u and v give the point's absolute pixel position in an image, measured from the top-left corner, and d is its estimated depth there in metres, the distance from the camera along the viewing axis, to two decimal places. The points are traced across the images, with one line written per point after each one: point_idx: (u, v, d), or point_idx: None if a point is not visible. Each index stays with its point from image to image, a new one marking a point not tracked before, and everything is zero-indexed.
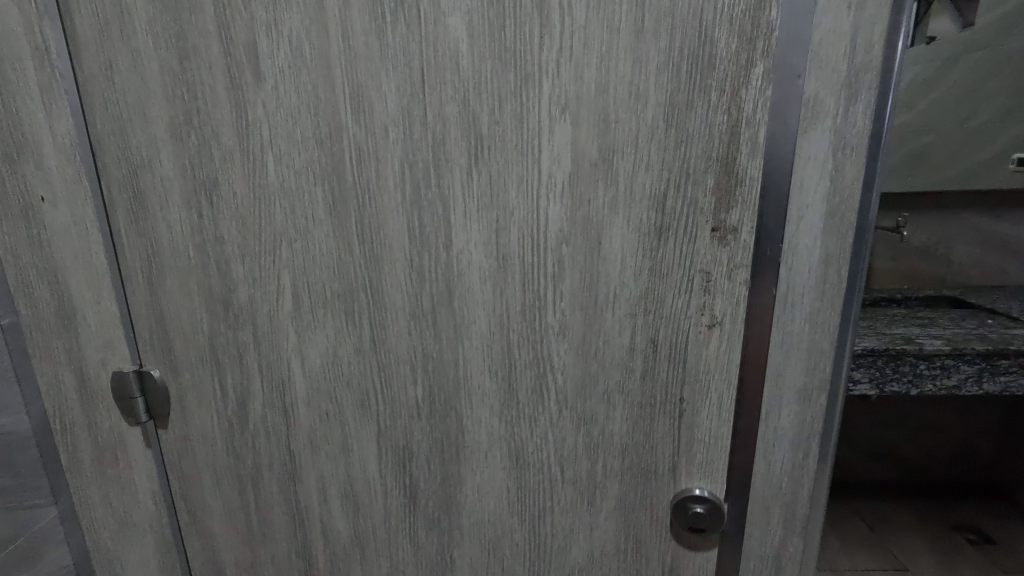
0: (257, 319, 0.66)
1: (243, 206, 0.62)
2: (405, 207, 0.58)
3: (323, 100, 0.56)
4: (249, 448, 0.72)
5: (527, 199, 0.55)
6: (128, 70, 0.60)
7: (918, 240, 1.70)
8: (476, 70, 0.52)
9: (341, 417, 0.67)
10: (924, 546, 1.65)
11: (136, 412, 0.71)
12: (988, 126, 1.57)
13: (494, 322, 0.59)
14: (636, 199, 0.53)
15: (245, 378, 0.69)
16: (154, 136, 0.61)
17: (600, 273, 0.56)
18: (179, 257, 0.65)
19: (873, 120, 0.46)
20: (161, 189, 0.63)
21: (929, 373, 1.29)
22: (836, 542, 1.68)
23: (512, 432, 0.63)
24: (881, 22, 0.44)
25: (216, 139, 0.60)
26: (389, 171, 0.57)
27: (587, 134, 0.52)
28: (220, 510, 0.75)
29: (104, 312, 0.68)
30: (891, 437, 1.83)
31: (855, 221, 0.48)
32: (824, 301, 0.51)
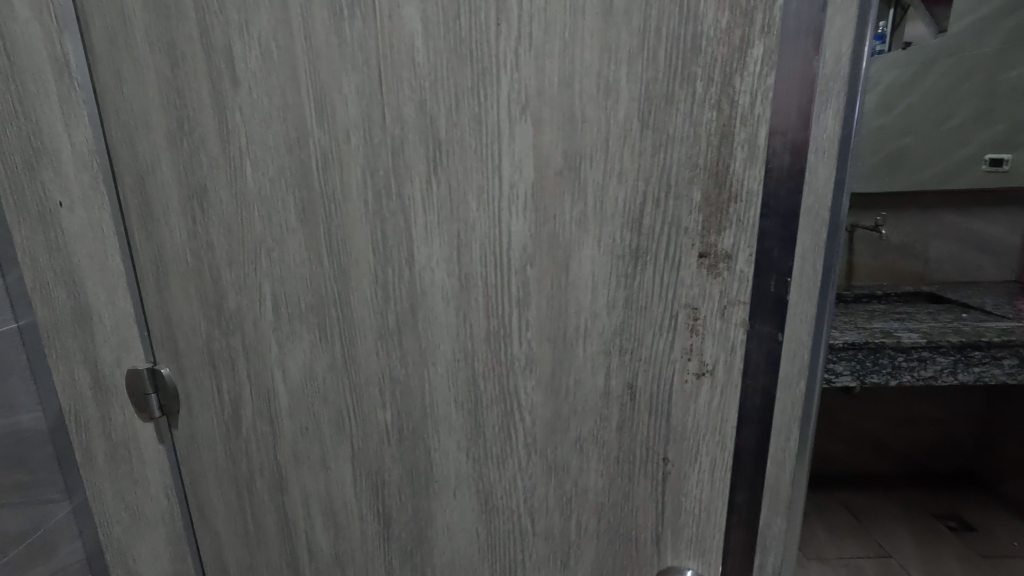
0: (244, 327, 0.68)
1: (229, 213, 0.64)
2: (371, 218, 0.58)
3: (291, 105, 0.57)
4: (244, 451, 0.75)
5: (488, 214, 0.55)
6: (132, 79, 0.62)
7: (896, 239, 1.76)
8: (432, 67, 0.52)
9: (319, 433, 0.69)
10: (906, 534, 1.71)
11: (149, 407, 0.75)
12: (964, 127, 1.64)
13: (458, 348, 0.60)
14: (606, 216, 0.52)
15: (237, 383, 0.71)
16: (155, 143, 0.64)
17: (568, 303, 0.55)
18: (181, 260, 0.68)
19: (843, 121, 0.43)
20: (162, 194, 0.66)
21: (906, 365, 1.35)
22: (822, 530, 1.74)
23: (479, 471, 0.64)
24: (849, 26, 0.41)
25: (204, 145, 0.62)
26: (353, 176, 0.57)
27: (549, 135, 0.51)
28: (223, 508, 0.79)
29: (120, 313, 0.71)
30: (876, 429, 1.89)
31: (828, 221, 0.45)
32: (801, 297, 0.47)
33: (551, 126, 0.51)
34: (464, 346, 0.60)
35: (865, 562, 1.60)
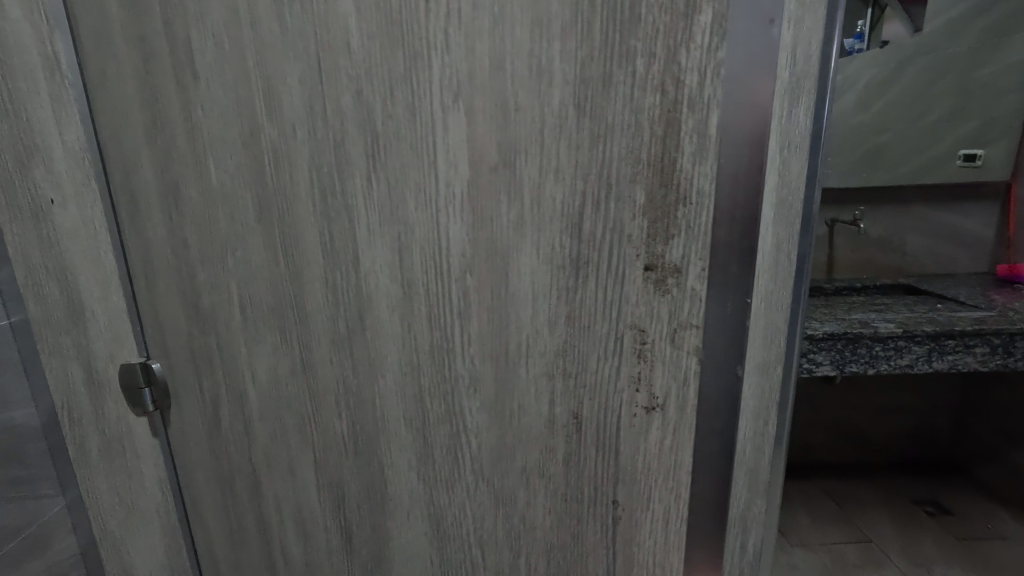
0: (218, 326, 0.70)
1: (199, 212, 0.65)
2: (318, 218, 0.60)
3: (243, 99, 0.59)
4: (225, 450, 0.76)
5: (426, 215, 0.57)
6: (115, 77, 0.64)
7: (875, 233, 1.80)
8: (367, 54, 0.53)
9: (286, 439, 0.71)
10: (887, 519, 1.76)
11: (144, 402, 0.75)
12: (937, 125, 1.69)
13: (404, 359, 0.62)
14: (544, 217, 0.53)
15: (214, 379, 0.73)
16: (135, 141, 0.66)
17: (511, 317, 0.57)
18: (163, 256, 0.70)
19: (813, 120, 0.46)
20: (143, 190, 0.68)
21: (883, 354, 1.40)
22: (805, 518, 1.78)
23: (430, 494, 0.67)
24: (817, 35, 0.44)
25: (173, 142, 0.64)
26: (302, 173, 0.59)
27: (483, 123, 0.52)
28: (211, 504, 0.80)
29: (111, 308, 0.71)
30: (856, 419, 1.93)
31: (802, 211, 0.48)
32: (778, 283, 0.50)
33: (484, 116, 0.52)
34: (410, 360, 0.62)
35: (846, 548, 1.65)
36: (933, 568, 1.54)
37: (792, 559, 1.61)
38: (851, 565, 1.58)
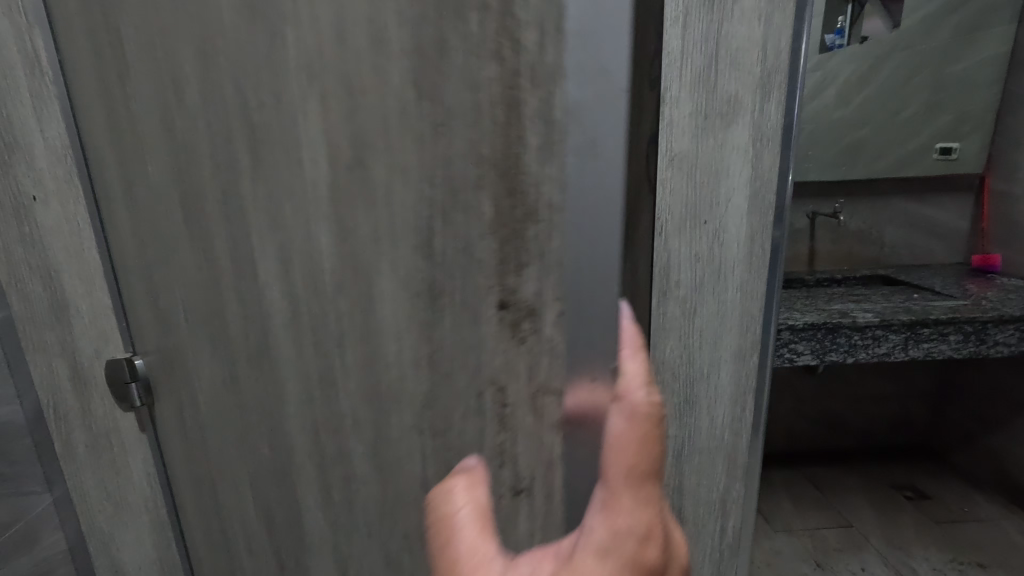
0: (167, 328, 0.68)
1: (143, 207, 0.64)
2: (223, 222, 0.58)
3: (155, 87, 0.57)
4: (189, 454, 0.74)
5: (301, 222, 0.52)
6: (78, 71, 0.64)
7: (855, 225, 1.83)
8: (236, 30, 0.49)
9: (223, 449, 0.70)
10: (868, 504, 1.80)
11: (131, 396, 0.74)
12: (916, 119, 1.73)
13: (298, 377, 0.60)
14: (397, 225, 0.41)
15: (171, 380, 0.71)
16: (98, 135, 0.65)
17: (381, 346, 0.48)
18: (128, 252, 0.69)
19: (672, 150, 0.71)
20: (103, 186, 0.67)
21: (862, 343, 1.43)
22: (788, 504, 1.82)
23: (334, 518, 0.65)
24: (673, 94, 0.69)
25: (122, 134, 0.62)
26: (200, 168, 0.57)
27: (335, 99, 0.43)
28: (189, 503, 0.79)
29: (96, 303, 0.72)
30: (837, 407, 1.98)
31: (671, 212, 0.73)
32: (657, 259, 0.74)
33: (334, 96, 0.43)
34: (306, 388, 0.60)
35: (828, 533, 1.69)
36: (910, 550, 1.59)
37: (776, 544, 1.65)
38: (832, 549, 1.62)
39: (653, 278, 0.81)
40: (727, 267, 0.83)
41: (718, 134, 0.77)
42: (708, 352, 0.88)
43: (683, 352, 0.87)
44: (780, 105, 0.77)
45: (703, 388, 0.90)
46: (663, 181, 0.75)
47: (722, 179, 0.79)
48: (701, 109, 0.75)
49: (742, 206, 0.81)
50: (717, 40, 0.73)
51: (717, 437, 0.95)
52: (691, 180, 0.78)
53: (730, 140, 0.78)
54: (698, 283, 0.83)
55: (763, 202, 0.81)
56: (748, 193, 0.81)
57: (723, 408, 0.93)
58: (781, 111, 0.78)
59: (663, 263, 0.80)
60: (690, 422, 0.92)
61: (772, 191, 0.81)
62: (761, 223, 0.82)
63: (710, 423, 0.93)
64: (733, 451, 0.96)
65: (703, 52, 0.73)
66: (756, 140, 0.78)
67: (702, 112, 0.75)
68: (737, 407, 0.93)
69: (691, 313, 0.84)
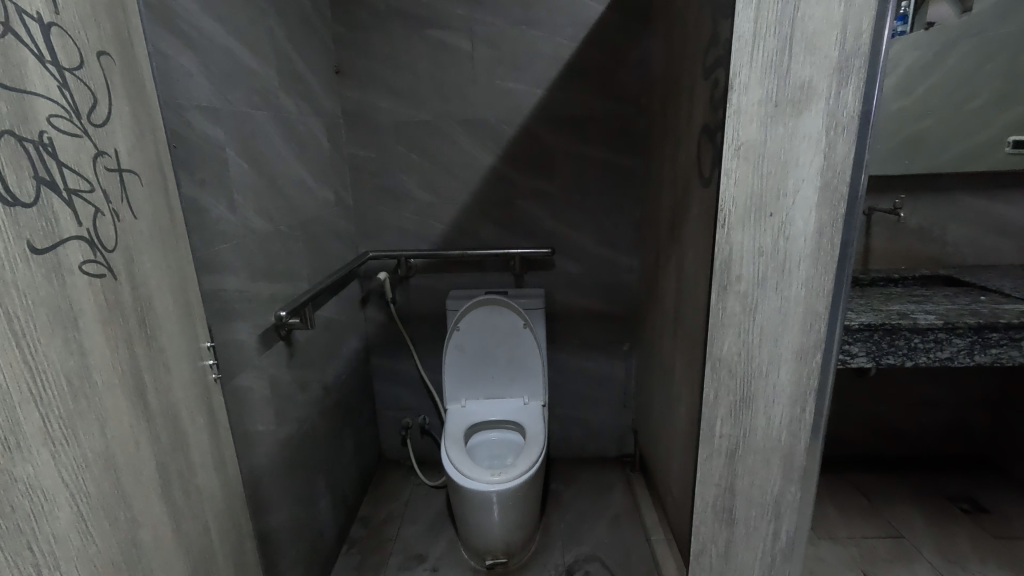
0: (144, 330, 0.61)
1: (108, 199, 0.57)
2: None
3: (15, 58, 0.46)
4: (201, 453, 0.72)
5: None
6: (144, 61, 0.65)
7: (914, 222, 1.72)
8: None
9: (135, 490, 0.58)
10: (920, 515, 1.72)
11: (162, 397, 0.64)
12: (987, 109, 1.61)
13: None
14: None
15: (167, 388, 0.65)
16: (150, 125, 0.66)
17: None
18: (159, 245, 0.66)
19: (742, 139, 0.80)
20: (157, 177, 0.67)
21: (923, 346, 1.35)
22: (833, 511, 1.76)
23: None
24: (746, 93, 0.78)
25: (118, 124, 0.60)
26: None
27: None
28: (229, 486, 0.80)
29: (188, 292, 0.72)
30: (890, 414, 1.88)
31: (732, 195, 0.82)
32: (720, 237, 0.84)
33: None
34: None
35: (876, 543, 1.62)
36: (967, 566, 1.51)
37: (820, 551, 1.59)
38: (881, 559, 1.55)
39: (713, 264, 0.86)
40: (792, 260, 0.84)
41: (789, 122, 0.79)
42: (768, 345, 0.88)
43: (740, 343, 0.89)
44: (858, 92, 0.77)
45: (760, 383, 0.91)
46: (725, 168, 0.81)
47: (791, 169, 0.80)
48: (771, 96, 0.78)
49: (811, 199, 0.81)
50: (793, 24, 0.75)
51: (773, 437, 0.94)
52: (756, 168, 0.81)
53: (802, 128, 0.79)
54: (760, 274, 0.85)
55: (834, 194, 0.81)
56: (818, 184, 0.81)
57: (782, 407, 0.92)
58: (859, 97, 0.77)
59: (722, 248, 0.84)
60: (745, 417, 0.93)
61: (846, 182, 0.80)
62: (832, 216, 0.82)
63: (766, 423, 0.93)
64: (789, 452, 0.95)
65: (776, 37, 0.76)
66: (830, 128, 0.78)
67: (771, 99, 0.78)
68: (796, 408, 0.92)
69: (751, 303, 0.86)
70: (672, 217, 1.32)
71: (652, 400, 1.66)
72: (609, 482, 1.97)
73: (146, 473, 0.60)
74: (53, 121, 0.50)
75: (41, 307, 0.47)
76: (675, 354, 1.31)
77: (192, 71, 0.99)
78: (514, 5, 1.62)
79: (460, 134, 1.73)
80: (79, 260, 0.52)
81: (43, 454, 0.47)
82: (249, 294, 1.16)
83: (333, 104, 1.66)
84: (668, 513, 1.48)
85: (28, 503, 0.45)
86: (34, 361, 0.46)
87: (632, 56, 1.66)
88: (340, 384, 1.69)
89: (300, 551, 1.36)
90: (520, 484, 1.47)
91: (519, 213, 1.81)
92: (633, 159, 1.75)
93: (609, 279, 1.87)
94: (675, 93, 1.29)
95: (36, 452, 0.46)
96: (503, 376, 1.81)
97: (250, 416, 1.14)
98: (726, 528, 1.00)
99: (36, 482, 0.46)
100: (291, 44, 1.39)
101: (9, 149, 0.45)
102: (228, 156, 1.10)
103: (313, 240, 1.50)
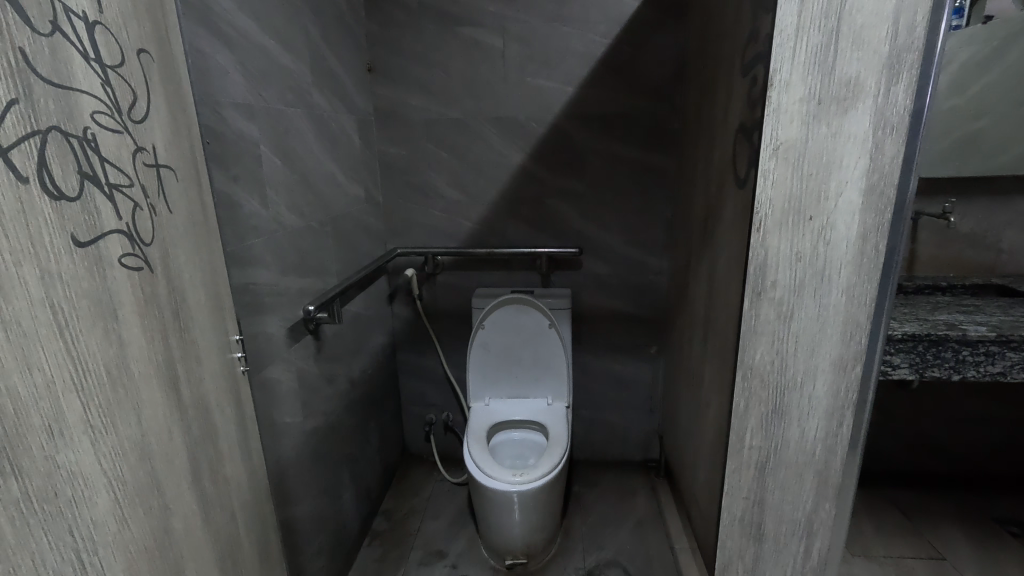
0: (179, 323, 0.63)
1: (145, 195, 0.58)
2: (17, 219, 0.42)
3: (61, 56, 0.47)
4: (228, 441, 0.74)
5: None
6: (180, 57, 0.67)
7: (965, 228, 1.61)
8: None
9: (166, 479, 0.59)
10: (964, 537, 1.64)
11: (194, 387, 0.66)
12: None
13: None
14: None
15: (198, 379, 0.67)
16: (185, 120, 0.67)
17: None
18: (192, 240, 0.67)
19: (780, 139, 0.76)
20: (192, 171, 0.68)
21: (972, 360, 1.27)
22: (869, 529, 1.68)
23: None
24: (785, 91, 0.75)
25: (156, 119, 0.61)
26: (21, 142, 0.43)
27: None
28: (255, 476, 0.82)
29: (219, 286, 0.74)
30: (934, 429, 1.78)
31: (767, 197, 0.79)
32: (755, 242, 0.81)
33: None
34: None
35: (915, 563, 1.55)
36: None
37: (854, 569, 1.53)
38: None
39: (747, 270, 0.82)
40: (832, 267, 0.80)
41: (832, 121, 0.75)
42: (803, 356, 0.85)
43: (774, 352, 0.85)
44: (910, 90, 0.73)
45: (794, 395, 0.87)
46: (762, 169, 0.78)
47: (833, 171, 0.76)
48: (813, 94, 0.74)
49: (854, 202, 0.77)
50: (839, 17, 0.71)
51: (806, 451, 0.90)
52: (795, 169, 0.77)
53: (846, 128, 0.75)
54: (796, 281, 0.81)
55: (879, 198, 0.77)
56: (863, 187, 0.77)
57: (817, 420, 0.88)
58: (911, 95, 0.73)
59: (757, 253, 0.81)
60: (777, 429, 0.89)
61: (893, 185, 0.76)
62: (878, 220, 0.78)
63: (799, 436, 0.89)
64: (824, 468, 0.91)
65: (820, 31, 0.72)
66: (877, 128, 0.74)
67: (814, 97, 0.74)
68: (833, 421, 0.88)
69: (786, 311, 0.83)
70: (705, 218, 1.28)
71: (679, 406, 1.62)
72: (633, 487, 1.94)
73: (178, 462, 0.61)
74: (96, 117, 0.52)
75: (83, 299, 0.49)
76: (704, 360, 1.28)
77: (228, 68, 1.01)
78: (547, 2, 1.60)
79: (489, 132, 1.72)
80: (119, 253, 0.54)
81: (84, 442, 0.48)
82: (279, 288, 1.18)
83: (364, 101, 1.67)
84: (693, 521, 1.44)
85: (70, 489, 0.46)
86: (76, 352, 0.48)
87: (667, 54, 1.62)
88: (366, 379, 1.71)
89: (323, 541, 1.39)
90: (542, 485, 1.46)
91: (547, 212, 1.79)
92: (665, 159, 1.71)
93: (637, 280, 1.83)
94: (710, 89, 1.25)
95: (77, 440, 0.47)
96: (526, 376, 1.80)
97: (278, 407, 1.16)
98: (755, 543, 0.97)
99: (77, 469, 0.47)
100: (325, 42, 1.41)
101: (55, 144, 0.46)
102: (262, 152, 1.12)
103: (342, 236, 1.52)
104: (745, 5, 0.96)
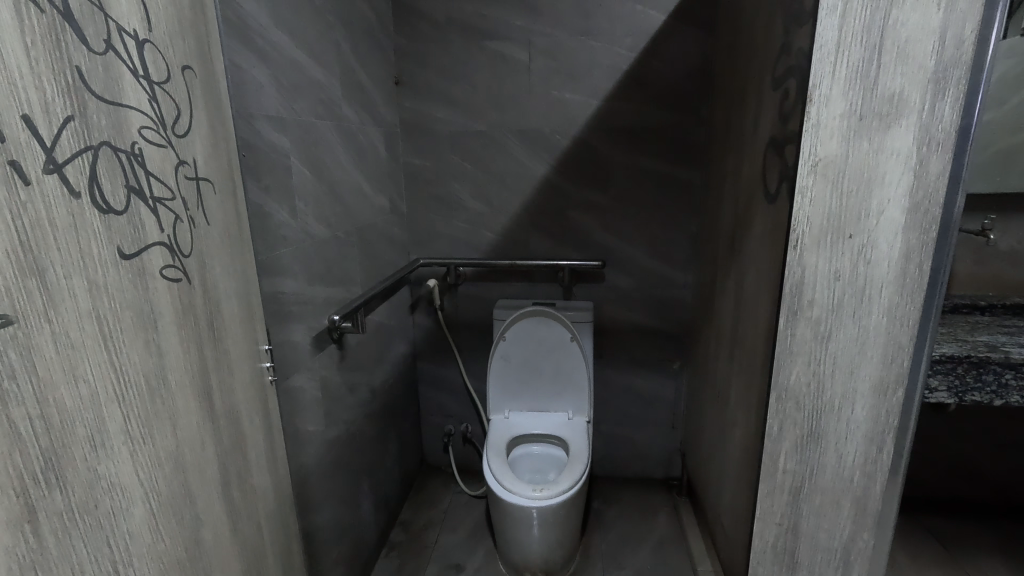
0: (211, 334, 0.63)
1: (184, 207, 0.59)
2: (68, 235, 0.43)
3: (111, 73, 0.49)
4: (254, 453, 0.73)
5: None
6: (222, 72, 0.68)
7: (1005, 245, 1.55)
8: None
9: (196, 490, 0.59)
10: (1006, 569, 1.56)
11: (227, 397, 0.66)
12: None
13: None
14: None
15: (230, 388, 0.67)
16: (224, 133, 0.68)
17: None
18: (226, 251, 0.67)
19: (820, 157, 0.75)
20: (228, 185, 0.69)
21: (1015, 384, 1.22)
22: (904, 558, 1.61)
23: None
24: (824, 108, 0.73)
25: (197, 133, 0.62)
26: (76, 161, 0.44)
27: None
28: (279, 486, 0.82)
29: (252, 298, 0.74)
30: (973, 454, 1.70)
31: (805, 215, 0.77)
32: (792, 261, 0.78)
33: None
34: None
35: None
36: None
37: None
38: None
39: (784, 289, 0.80)
40: (873, 287, 0.78)
41: (874, 137, 0.73)
42: (841, 378, 0.82)
43: (810, 374, 0.83)
44: (957, 105, 0.70)
45: (831, 418, 0.84)
46: (800, 186, 0.76)
47: (875, 187, 0.74)
48: (854, 110, 0.73)
49: (896, 220, 0.75)
50: (882, 32, 0.70)
51: (843, 477, 0.87)
52: (834, 187, 0.75)
53: (889, 144, 0.73)
54: (834, 301, 0.79)
55: (925, 216, 0.74)
56: (906, 204, 0.74)
57: (856, 444, 0.85)
58: (957, 112, 0.71)
59: (793, 271, 0.79)
60: (813, 453, 0.86)
61: (938, 202, 0.74)
62: (922, 239, 0.75)
63: (836, 460, 0.86)
64: (863, 494, 0.87)
65: (862, 45, 0.70)
66: (922, 145, 0.72)
67: (855, 113, 0.73)
68: (872, 446, 0.84)
69: (824, 331, 0.80)
70: (733, 232, 1.26)
71: (703, 423, 1.59)
72: (654, 505, 1.90)
73: (208, 472, 0.61)
74: (143, 132, 0.53)
75: (126, 310, 0.49)
76: (731, 377, 1.25)
77: (263, 82, 1.04)
78: (574, 15, 1.60)
79: (514, 144, 1.73)
80: (160, 264, 0.55)
81: (123, 453, 0.49)
82: (305, 297, 1.19)
83: (391, 113, 1.70)
84: (718, 545, 1.39)
85: (109, 500, 0.47)
86: (118, 363, 0.48)
87: (694, 67, 1.61)
88: (387, 389, 1.71)
89: (342, 551, 1.38)
90: (563, 500, 1.44)
91: (569, 225, 1.79)
92: (690, 172, 1.69)
93: (661, 294, 1.81)
94: (739, 101, 1.23)
95: (118, 450, 0.48)
96: (547, 389, 1.78)
97: (301, 415, 1.17)
98: (787, 571, 0.93)
99: (117, 479, 0.48)
100: (355, 56, 1.43)
101: (106, 160, 0.48)
102: (292, 164, 1.15)
103: (367, 246, 1.54)
104: (778, 19, 0.94)
